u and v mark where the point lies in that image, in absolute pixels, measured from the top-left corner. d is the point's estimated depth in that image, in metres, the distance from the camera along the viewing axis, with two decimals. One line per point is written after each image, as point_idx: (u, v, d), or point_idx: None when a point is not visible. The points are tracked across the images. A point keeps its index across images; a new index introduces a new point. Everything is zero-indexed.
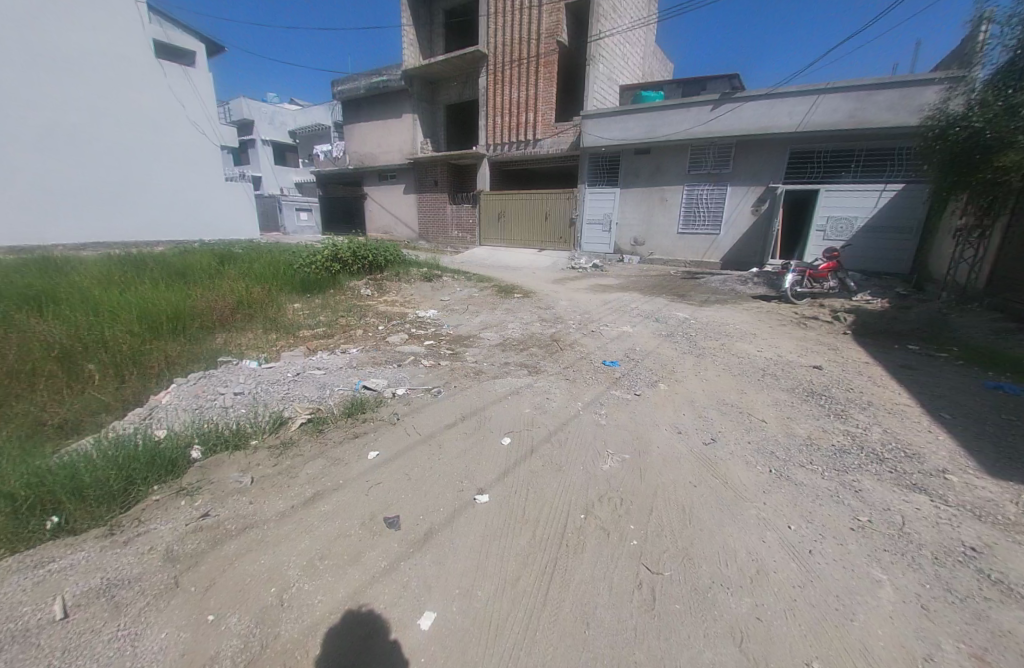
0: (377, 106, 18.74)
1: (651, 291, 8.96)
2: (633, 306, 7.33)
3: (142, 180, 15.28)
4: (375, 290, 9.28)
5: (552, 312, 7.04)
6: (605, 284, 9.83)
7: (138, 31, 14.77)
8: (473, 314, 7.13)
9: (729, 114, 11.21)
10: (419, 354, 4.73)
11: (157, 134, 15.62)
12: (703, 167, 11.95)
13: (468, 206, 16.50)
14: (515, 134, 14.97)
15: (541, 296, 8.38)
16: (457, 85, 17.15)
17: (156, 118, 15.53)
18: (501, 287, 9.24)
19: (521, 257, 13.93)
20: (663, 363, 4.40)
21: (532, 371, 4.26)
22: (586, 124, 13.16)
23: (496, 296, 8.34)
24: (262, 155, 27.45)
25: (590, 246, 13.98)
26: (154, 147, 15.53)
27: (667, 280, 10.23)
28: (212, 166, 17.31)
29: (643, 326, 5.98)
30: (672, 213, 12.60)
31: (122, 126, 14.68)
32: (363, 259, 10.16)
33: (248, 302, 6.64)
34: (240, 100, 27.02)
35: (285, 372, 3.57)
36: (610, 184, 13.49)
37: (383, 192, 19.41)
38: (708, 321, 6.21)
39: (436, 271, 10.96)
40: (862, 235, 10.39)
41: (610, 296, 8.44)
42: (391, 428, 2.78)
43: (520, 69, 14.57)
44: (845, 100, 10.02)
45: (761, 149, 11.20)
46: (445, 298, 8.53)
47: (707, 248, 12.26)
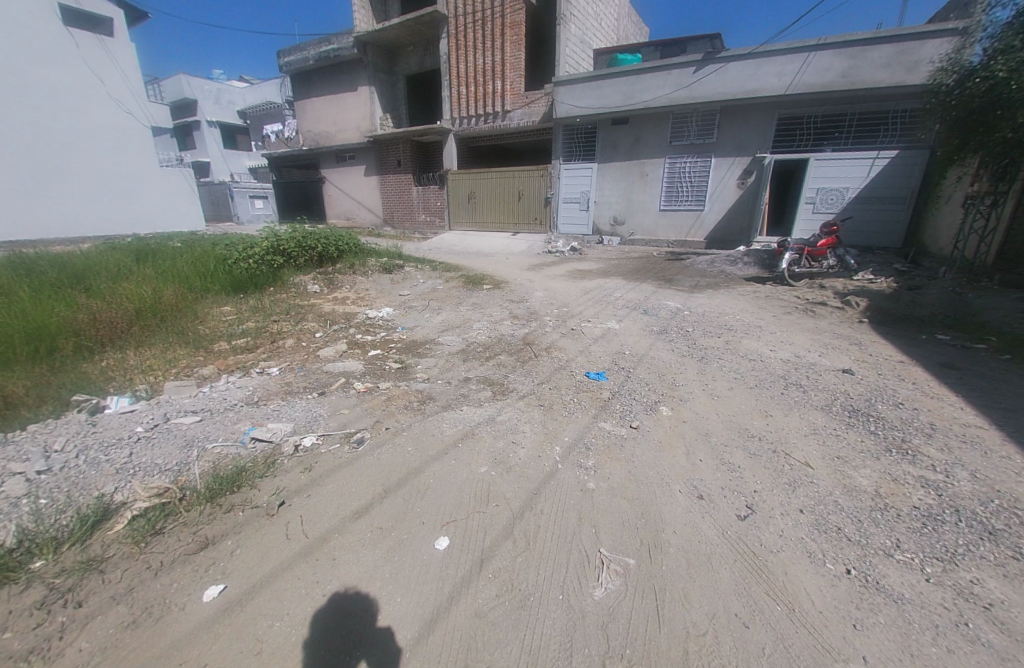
0: (329, 78, 17.01)
1: (634, 275, 8.08)
2: (617, 294, 6.43)
3: (58, 169, 13.24)
4: (325, 285, 8.12)
5: (525, 305, 6.08)
6: (583, 270, 8.91)
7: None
8: (433, 312, 6.12)
9: (713, 77, 10.26)
10: (354, 372, 3.73)
11: (72, 114, 13.48)
12: (685, 138, 11.05)
13: (434, 188, 15.20)
14: (482, 105, 13.67)
15: (513, 286, 7.40)
16: (416, 53, 15.61)
17: (71, 95, 13.42)
18: (469, 277, 8.19)
19: (492, 242, 12.84)
20: (660, 372, 3.52)
21: (495, 392, 3.31)
22: (558, 92, 12.00)
23: (462, 288, 7.33)
24: (209, 137, 25.14)
25: (567, 228, 12.98)
26: (68, 129, 13.42)
27: (651, 262, 9.39)
28: (144, 150, 15.22)
29: (630, 321, 5.09)
30: (653, 189, 11.67)
31: (28, 104, 12.61)
32: (311, 250, 8.94)
33: (154, 311, 5.44)
34: (178, 77, 24.46)
35: (130, 425, 2.50)
36: (586, 159, 12.44)
37: (342, 175, 17.83)
38: (704, 311, 5.37)
39: (397, 261, 9.80)
40: (855, 207, 9.70)
41: (590, 283, 7.52)
42: (259, 527, 1.79)
43: (484, 32, 13.19)
44: (839, 58, 9.21)
45: (747, 116, 10.36)
46: (404, 293, 7.46)
47: (691, 226, 11.43)
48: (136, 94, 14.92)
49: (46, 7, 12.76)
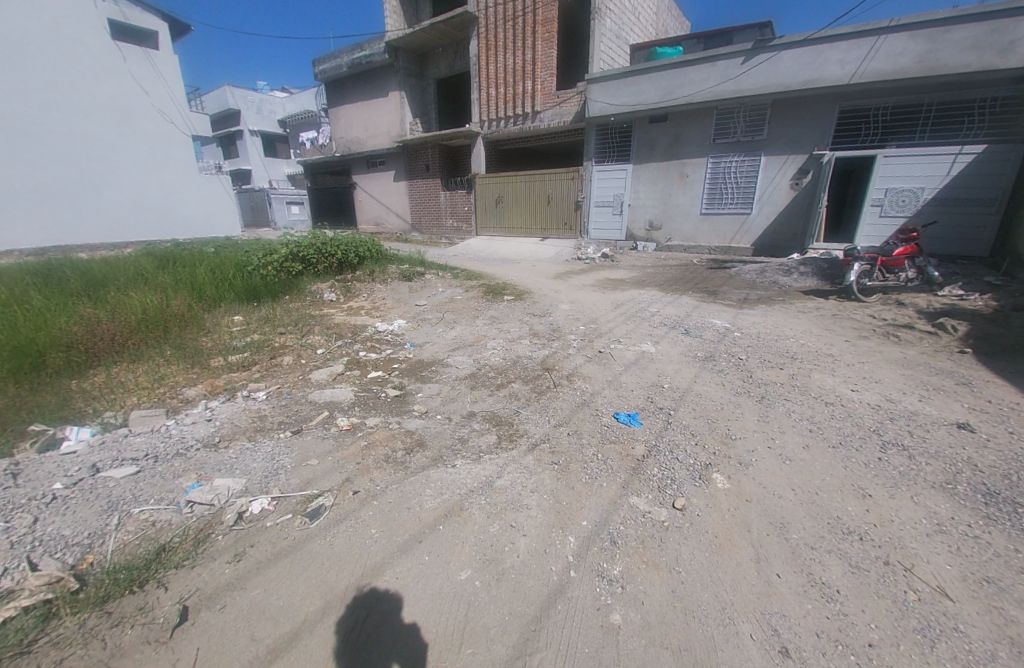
0: (362, 84, 17.06)
1: (673, 286, 7.28)
2: (653, 310, 5.68)
3: (104, 177, 13.81)
4: (341, 294, 7.78)
5: (548, 320, 5.45)
6: (614, 279, 8.20)
7: (90, 8, 13.22)
8: (447, 326, 5.60)
9: (764, 67, 9.29)
10: (341, 402, 3.23)
11: (118, 124, 14.06)
12: (731, 135, 10.12)
13: (462, 192, 14.83)
14: (511, 107, 13.19)
15: (537, 297, 6.77)
16: (447, 55, 15.35)
17: (118, 106, 14.02)
18: (490, 287, 7.63)
19: (519, 248, 12.28)
20: (707, 416, 2.81)
21: (500, 437, 2.71)
22: (591, 90, 11.35)
23: (481, 299, 6.79)
24: (251, 145, 26.02)
25: (598, 233, 12.24)
26: (114, 139, 13.99)
27: (692, 271, 8.53)
28: (183, 157, 15.73)
29: (668, 343, 4.36)
30: (694, 191, 10.76)
31: (78, 116, 13.22)
32: (331, 256, 8.66)
33: (156, 322, 5.20)
34: (224, 88, 25.48)
35: (48, 483, 2.10)
36: (621, 160, 11.67)
37: (372, 180, 17.83)
38: (758, 331, 4.56)
39: (418, 268, 9.40)
40: (933, 210, 8.48)
41: (623, 294, 6.79)
42: (138, 664, 1.31)
43: (515, 31, 12.72)
44: (915, 40, 8.05)
45: (803, 109, 9.32)
46: (421, 303, 7.00)
47: (736, 231, 10.44)
48: (178, 105, 15.46)
49: (96, 23, 13.38)
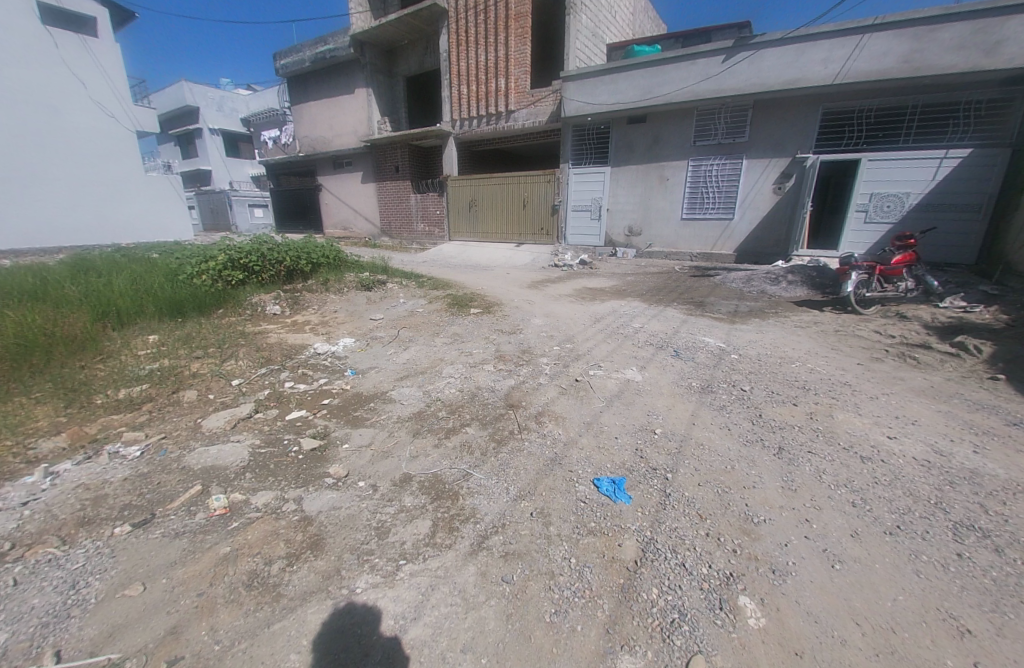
0: (326, 81, 16.08)
1: (657, 296, 6.66)
2: (636, 324, 5.01)
3: (34, 176, 12.43)
4: (287, 306, 6.86)
5: (518, 338, 4.70)
6: (593, 288, 7.55)
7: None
8: (400, 345, 4.79)
9: (746, 66, 8.83)
10: (226, 469, 2.39)
11: (51, 117, 12.70)
12: (712, 137, 9.68)
13: (433, 195, 14.03)
14: (484, 106, 12.49)
15: (507, 309, 6.02)
16: (416, 52, 14.57)
17: (50, 98, 12.67)
18: (456, 297, 6.85)
19: (493, 254, 11.56)
20: (716, 483, 2.10)
21: (435, 524, 1.93)
22: (567, 88, 10.74)
23: (445, 312, 5.99)
24: (211, 145, 24.56)
25: (576, 239, 11.64)
26: (46, 133, 12.62)
27: (675, 279, 7.97)
28: (127, 155, 14.34)
29: (655, 368, 3.67)
30: (674, 195, 10.27)
31: (2, 106, 11.83)
32: (278, 264, 7.71)
33: (35, 348, 4.23)
34: (181, 84, 23.98)
35: None
36: (598, 162, 11.10)
37: (338, 182, 16.83)
38: (758, 352, 3.92)
39: (379, 276, 8.51)
40: (918, 216, 8.18)
41: (602, 306, 6.12)
42: None
43: (486, 26, 12.04)
44: (899, 39, 7.70)
45: (786, 111, 8.93)
46: (375, 317, 6.15)
47: (718, 236, 9.99)
48: (121, 98, 14.11)
49: (23, 6, 12.07)
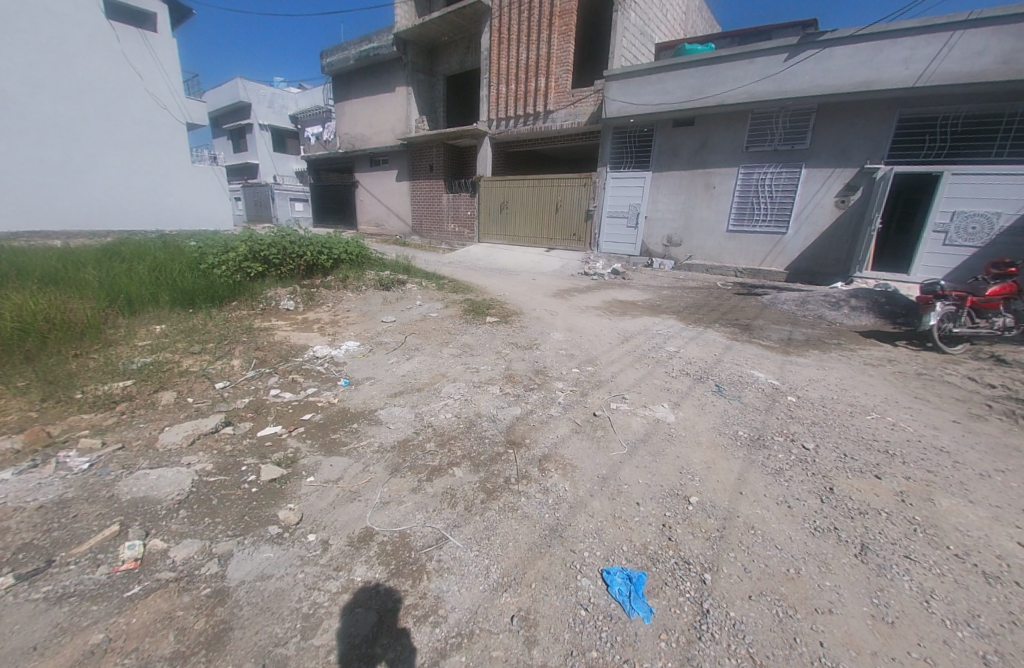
0: (368, 79, 16.13)
1: (696, 315, 5.95)
2: (669, 347, 4.37)
3: (90, 162, 13.03)
4: (301, 302, 6.60)
5: (533, 355, 4.16)
6: (625, 301, 6.90)
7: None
8: (403, 353, 4.35)
9: (811, 65, 7.94)
10: (159, 503, 2.02)
11: (109, 107, 13.27)
12: (767, 144, 8.83)
13: (466, 195, 13.70)
14: (522, 106, 12.06)
15: (527, 320, 5.49)
16: (458, 50, 14.35)
17: (109, 88, 13.24)
18: (474, 302, 6.39)
19: (521, 258, 11.09)
20: (773, 597, 1.52)
21: (380, 622, 1.46)
22: (610, 88, 10.13)
23: (459, 318, 5.54)
24: (259, 139, 25.39)
25: (610, 247, 10.98)
26: (104, 121, 13.20)
27: (717, 296, 7.21)
28: (176, 146, 14.81)
29: (691, 406, 3.05)
30: (721, 205, 9.46)
31: (65, 96, 12.46)
32: (299, 257, 7.50)
33: (29, 334, 4.06)
34: (236, 80, 24.93)
35: None
36: (639, 167, 10.41)
37: (374, 179, 16.85)
38: (822, 396, 3.23)
39: (400, 275, 8.17)
40: (1011, 241, 7.07)
41: (632, 322, 5.49)
42: None
43: (530, 23, 11.62)
44: (999, 37, 6.62)
45: (855, 116, 7.98)
46: (387, 319, 5.77)
47: (768, 252, 9.11)
48: (174, 92, 14.60)
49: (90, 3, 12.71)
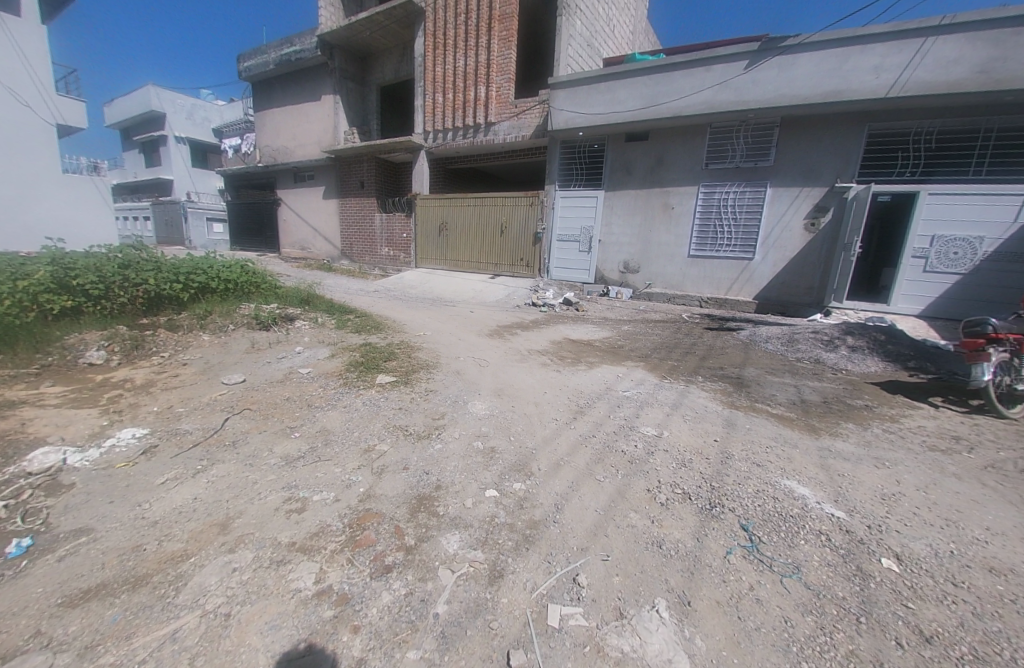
0: (291, 86, 14.26)
1: (672, 362, 4.43)
2: (645, 426, 2.74)
3: None
4: (118, 353, 4.51)
5: (423, 454, 2.39)
6: (578, 342, 5.32)
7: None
8: (195, 461, 2.47)
9: (775, 73, 7.06)
10: None
11: None
12: (729, 160, 7.78)
13: (400, 215, 12.01)
14: (460, 116, 10.65)
15: (437, 374, 3.72)
16: (393, 58, 12.94)
17: None
18: (371, 347, 4.53)
19: (460, 287, 9.45)
20: None
21: None
22: (556, 96, 8.83)
23: (335, 377, 3.66)
24: (175, 153, 22.56)
25: (561, 272, 9.57)
26: None
27: (690, 334, 5.86)
28: (42, 153, 11.46)
29: (711, 606, 1.44)
30: (680, 227, 8.23)
31: None
32: (134, 287, 5.33)
33: None
34: (147, 88, 22.16)
35: None
36: (589, 185, 9.11)
37: (298, 196, 14.80)
38: (936, 555, 1.72)
39: (293, 310, 6.20)
40: (996, 267, 6.33)
41: (587, 376, 3.86)
42: None
43: (467, 27, 10.35)
44: (974, 45, 6.01)
45: (822, 131, 7.16)
46: (227, 380, 3.80)
47: (734, 279, 7.90)
48: (40, 87, 11.33)
49: None
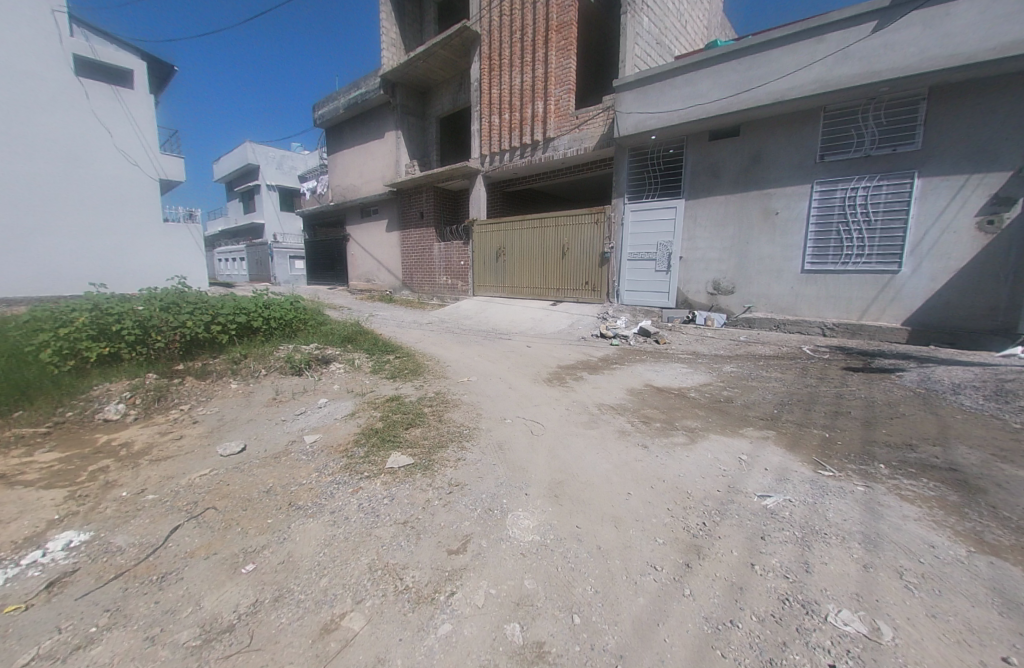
0: (358, 127, 14.71)
1: (821, 434, 2.94)
2: (834, 607, 1.44)
3: (32, 224, 10.76)
4: (138, 408, 4.06)
5: (416, 653, 1.33)
6: (667, 390, 3.97)
7: (53, 43, 10.97)
8: (91, 619, 1.64)
9: (919, 28, 5.24)
10: None
11: (62, 162, 11.17)
12: (854, 149, 6.03)
13: (458, 242, 11.49)
14: (517, 135, 9.94)
15: (470, 452, 2.64)
16: (451, 88, 12.72)
17: (64, 142, 11.20)
18: (397, 400, 3.61)
19: (519, 316, 8.49)
20: None
21: None
22: (623, 99, 7.66)
23: (337, 452, 2.74)
24: (266, 199, 24.80)
25: (633, 297, 8.15)
26: (54, 177, 11.04)
27: (827, 379, 4.23)
28: (147, 205, 12.72)
29: None
30: (790, 236, 6.54)
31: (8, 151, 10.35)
32: (172, 331, 4.97)
33: None
34: (245, 145, 24.78)
35: None
36: (666, 195, 7.73)
37: (364, 230, 15.08)
38: None
39: (332, 350, 5.56)
40: None
41: (692, 460, 2.54)
42: None
43: (523, 42, 9.69)
44: None
45: (1001, 96, 5.17)
46: (221, 450, 3.07)
47: (872, 299, 6.01)
48: (147, 147, 12.68)
49: (56, 59, 11.07)
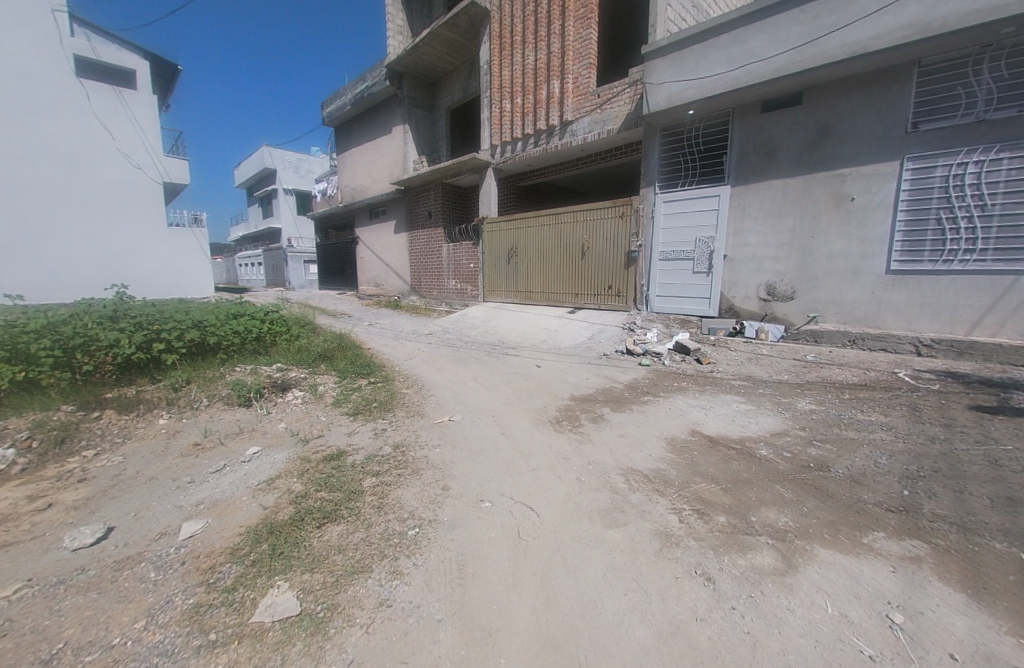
0: (366, 123, 13.94)
1: (1014, 556, 1.71)
2: None
3: (31, 230, 10.40)
4: (33, 454, 3.14)
5: None
6: (724, 445, 2.77)
7: (53, 44, 10.64)
8: None
9: None
10: None
11: (62, 166, 10.81)
12: (961, 113, 4.64)
13: (468, 243, 10.48)
14: (531, 122, 8.86)
15: (403, 584, 1.56)
16: (461, 77, 11.75)
17: (64, 145, 10.85)
18: (336, 456, 2.57)
19: (531, 326, 7.39)
20: None
21: None
22: (654, 68, 6.45)
23: (200, 570, 1.71)
24: (284, 203, 24.59)
25: (665, 304, 6.91)
26: (53, 182, 10.68)
27: (959, 428, 2.92)
28: (151, 210, 12.33)
29: None
30: (869, 227, 5.19)
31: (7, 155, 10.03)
32: (102, 350, 3.99)
33: None
34: (262, 150, 24.66)
35: None
36: (707, 182, 6.46)
37: (373, 232, 14.30)
38: None
39: (295, 372, 4.58)
40: None
41: (803, 628, 1.37)
42: None
43: (537, 16, 8.59)
44: None
45: None
46: (67, 542, 2.09)
47: (987, 307, 4.60)
48: (150, 150, 12.30)
49: (57, 60, 10.74)
